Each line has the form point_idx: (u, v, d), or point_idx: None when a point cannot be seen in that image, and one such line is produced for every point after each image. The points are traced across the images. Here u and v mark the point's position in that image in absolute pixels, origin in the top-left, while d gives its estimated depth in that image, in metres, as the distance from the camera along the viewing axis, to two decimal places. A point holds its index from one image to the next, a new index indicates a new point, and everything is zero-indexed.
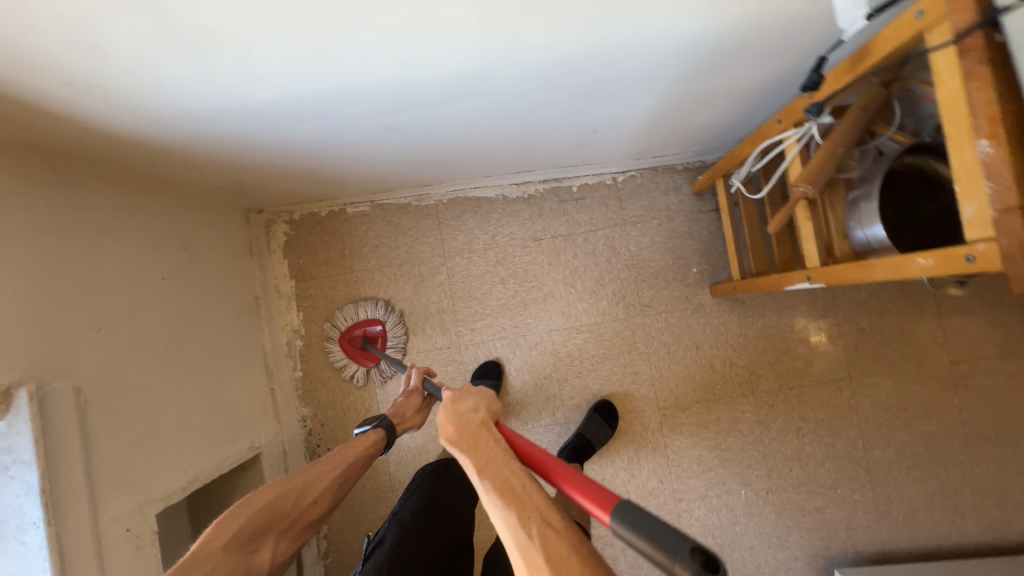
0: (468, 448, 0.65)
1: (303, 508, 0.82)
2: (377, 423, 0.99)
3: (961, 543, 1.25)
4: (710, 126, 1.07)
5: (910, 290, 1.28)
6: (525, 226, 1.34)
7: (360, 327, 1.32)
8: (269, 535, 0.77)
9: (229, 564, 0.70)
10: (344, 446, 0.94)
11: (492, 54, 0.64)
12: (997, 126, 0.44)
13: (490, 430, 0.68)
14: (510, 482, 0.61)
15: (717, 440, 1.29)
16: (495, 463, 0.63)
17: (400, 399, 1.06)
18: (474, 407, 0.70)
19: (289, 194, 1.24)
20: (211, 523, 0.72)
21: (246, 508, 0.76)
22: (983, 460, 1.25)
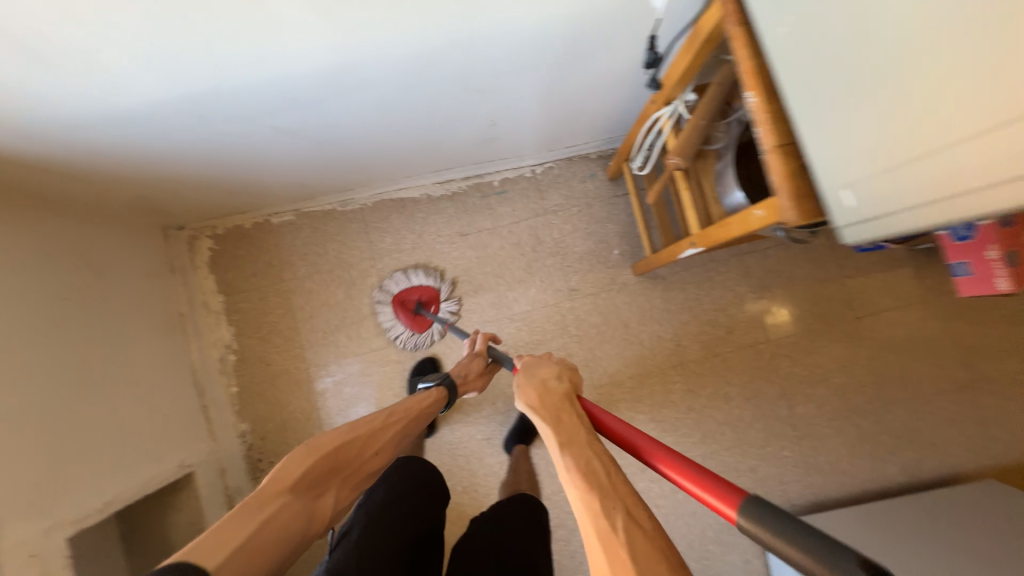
0: (548, 419, 0.62)
1: (367, 458, 0.79)
2: (439, 381, 1.04)
3: (884, 486, 1.33)
4: (606, 112, 1.14)
5: (813, 254, 1.38)
6: (450, 223, 1.37)
7: (417, 291, 1.33)
8: (332, 481, 0.72)
9: (297, 505, 0.65)
10: (403, 402, 0.93)
11: (347, 47, 0.69)
12: (753, 80, 0.56)
13: (572, 407, 0.65)
14: (590, 461, 0.55)
15: (652, 413, 1.34)
16: (578, 440, 0.59)
17: (465, 360, 1.11)
18: (557, 377, 0.70)
19: (206, 208, 1.24)
20: (280, 461, 0.68)
21: (318, 450, 0.72)
22: (894, 406, 1.35)
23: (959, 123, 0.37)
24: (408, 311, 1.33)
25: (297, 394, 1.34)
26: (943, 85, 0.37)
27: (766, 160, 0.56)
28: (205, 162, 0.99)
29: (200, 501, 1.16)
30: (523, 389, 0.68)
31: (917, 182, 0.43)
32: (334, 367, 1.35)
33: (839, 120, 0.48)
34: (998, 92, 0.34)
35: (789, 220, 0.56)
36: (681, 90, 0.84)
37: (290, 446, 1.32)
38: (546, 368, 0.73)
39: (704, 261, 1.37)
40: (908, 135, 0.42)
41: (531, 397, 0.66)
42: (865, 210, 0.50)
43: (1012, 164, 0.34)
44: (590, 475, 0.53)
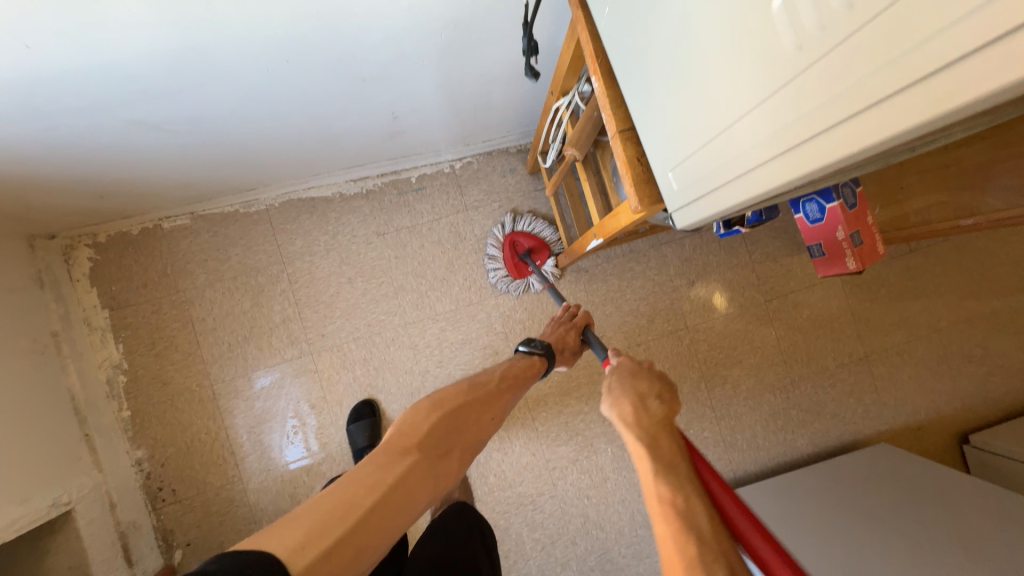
0: (644, 440, 0.57)
1: (482, 424, 0.76)
2: (537, 347, 0.93)
3: (795, 457, 1.42)
4: (514, 104, 1.12)
5: (726, 241, 1.44)
6: (366, 222, 1.31)
7: (528, 238, 1.31)
8: (454, 443, 0.71)
9: (423, 464, 0.65)
10: (502, 367, 0.87)
11: (184, 28, 0.62)
12: (596, 67, 0.59)
13: (674, 429, 0.60)
14: (690, 504, 0.51)
15: (580, 405, 1.35)
16: (677, 473, 0.54)
17: (559, 329, 1.00)
18: (659, 392, 0.64)
19: (80, 215, 1.11)
20: (403, 414, 0.71)
21: (435, 410, 0.73)
22: (801, 381, 1.44)
23: (749, 94, 0.39)
24: (513, 253, 1.31)
25: (201, 413, 1.23)
26: (735, 56, 0.39)
27: (613, 147, 0.59)
28: (59, 164, 0.88)
29: (82, 541, 1.04)
30: (617, 396, 0.63)
31: (720, 159, 0.45)
32: (244, 381, 1.25)
33: (665, 100, 0.50)
34: (779, 58, 0.35)
35: (633, 207, 0.60)
36: (575, 80, 0.83)
37: (195, 470, 1.22)
38: (646, 376, 0.66)
39: (624, 252, 1.40)
40: (715, 110, 0.43)
41: (628, 409, 0.61)
42: (688, 189, 0.52)
43: (791, 132, 0.36)
44: (688, 522, 0.49)
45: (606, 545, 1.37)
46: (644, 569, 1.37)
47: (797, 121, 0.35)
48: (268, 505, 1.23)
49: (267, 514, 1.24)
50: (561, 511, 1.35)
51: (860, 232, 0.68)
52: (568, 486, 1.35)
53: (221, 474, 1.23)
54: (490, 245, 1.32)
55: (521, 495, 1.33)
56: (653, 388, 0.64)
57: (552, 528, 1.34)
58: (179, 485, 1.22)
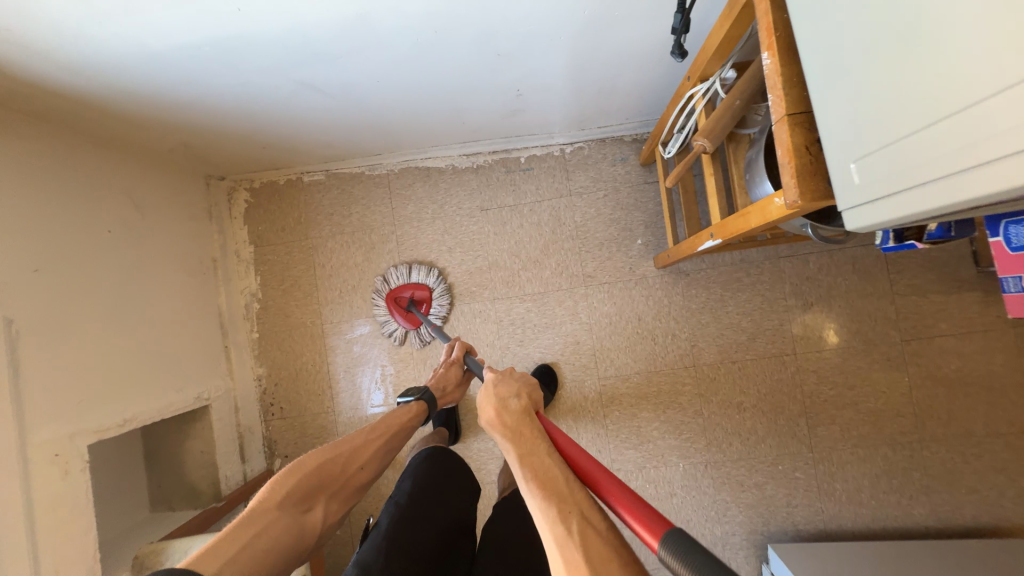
0: (509, 435, 0.63)
1: (352, 473, 0.81)
2: (420, 395, 0.98)
3: (908, 526, 1.21)
4: (641, 90, 1.08)
5: (862, 265, 1.25)
6: (472, 196, 1.36)
7: (410, 289, 1.34)
8: (319, 496, 0.75)
9: (280, 524, 0.69)
10: (383, 415, 0.91)
11: None
12: (771, 38, 0.51)
13: (531, 418, 0.67)
14: (551, 473, 0.58)
15: (656, 413, 1.28)
16: (538, 453, 0.60)
17: (442, 371, 1.06)
18: (517, 394, 0.69)
19: (243, 162, 1.30)
20: (266, 481, 0.72)
21: (300, 470, 0.75)
22: (933, 442, 1.22)
23: (963, 90, 0.33)
24: (400, 308, 1.34)
25: (311, 347, 1.40)
26: (960, 43, 0.33)
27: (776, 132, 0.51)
28: (237, 116, 1.03)
29: (214, 433, 1.26)
30: (483, 404, 0.68)
31: (902, 163, 0.39)
32: (347, 326, 1.40)
33: (846, 88, 0.44)
34: (956, 83, 0.34)
35: (789, 201, 0.51)
36: (720, 65, 0.77)
37: (300, 395, 1.40)
38: (504, 381, 0.72)
39: (733, 260, 1.28)
40: (871, 128, 0.42)
41: (493, 412, 0.67)
42: (851, 194, 0.46)
43: (948, 161, 0.35)
44: (548, 486, 0.56)
45: (661, 562, 1.30)
46: None
47: (1020, 125, 0.30)
48: None
49: None
50: None
51: None
52: None
53: (319, 403, 1.40)
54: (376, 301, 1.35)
55: None
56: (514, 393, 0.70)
57: None
58: (286, 405, 1.41)
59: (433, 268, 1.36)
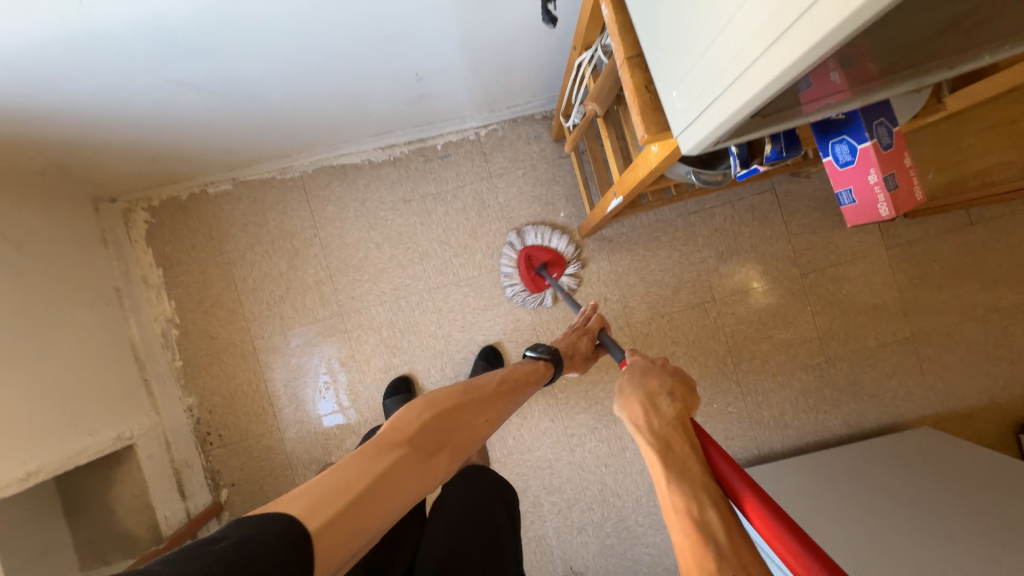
0: (656, 444, 0.61)
1: (476, 424, 0.80)
2: (543, 354, 1.00)
3: (825, 438, 1.37)
4: (538, 66, 1.11)
5: (760, 210, 1.37)
6: (393, 189, 1.35)
7: (544, 252, 1.31)
8: (444, 444, 0.73)
9: (414, 458, 0.68)
10: (508, 368, 0.93)
11: None
12: None
13: (685, 434, 0.62)
14: (706, 512, 0.54)
15: (600, 374, 1.37)
16: (690, 478, 0.57)
17: (573, 337, 1.07)
18: (669, 394, 0.67)
19: (136, 179, 1.20)
20: (398, 412, 0.73)
21: (430, 408, 0.75)
22: (837, 359, 1.37)
23: None
24: (529, 268, 1.32)
25: (243, 366, 1.33)
26: None
27: (621, 74, 0.53)
28: (120, 128, 0.96)
29: (144, 473, 1.17)
30: (630, 398, 0.67)
31: (727, 52, 0.38)
32: (281, 339, 1.34)
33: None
34: None
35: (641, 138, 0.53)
36: (598, 32, 0.82)
37: (238, 418, 1.33)
38: (658, 379, 0.70)
39: (651, 221, 1.36)
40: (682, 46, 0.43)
41: (641, 412, 0.65)
42: (694, 102, 0.44)
43: (739, 59, 0.37)
44: (706, 532, 0.52)
45: (623, 514, 1.38)
46: (661, 538, 1.38)
47: None
48: (303, 453, 1.33)
49: (302, 462, 1.34)
50: (577, 477, 1.37)
51: (896, 175, 0.56)
52: (586, 454, 1.37)
53: (261, 424, 1.33)
54: (505, 258, 1.32)
55: (538, 458, 1.37)
56: (665, 390, 0.68)
57: (569, 493, 1.37)
58: (225, 431, 1.33)
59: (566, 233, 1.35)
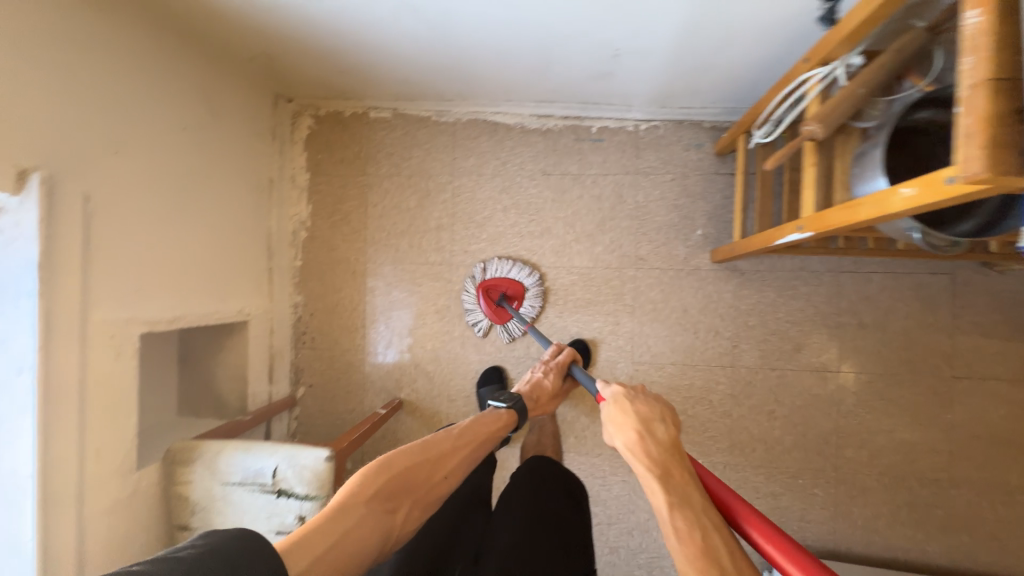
0: (654, 470, 0.63)
1: (437, 481, 0.80)
2: (511, 404, 0.99)
3: (918, 561, 1.20)
4: (739, 72, 1.03)
5: (926, 292, 1.20)
6: (536, 159, 1.33)
7: (505, 284, 1.31)
8: (404, 498, 0.75)
9: (371, 520, 0.70)
10: (472, 420, 0.92)
11: None
12: None
13: (684, 461, 0.65)
14: (711, 536, 0.56)
15: (684, 405, 1.27)
16: (689, 504, 0.59)
17: (537, 379, 1.07)
18: (662, 420, 0.71)
19: (315, 85, 1.27)
20: (356, 473, 0.73)
21: (387, 469, 0.75)
22: (963, 484, 1.19)
23: None
24: (491, 301, 1.32)
25: (350, 283, 1.40)
26: None
27: (965, 98, 0.41)
28: (330, 34, 1.00)
29: (250, 349, 1.28)
30: (624, 423, 0.71)
31: None
32: (389, 268, 1.39)
33: None
34: None
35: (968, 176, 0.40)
36: (847, 50, 0.74)
37: (333, 329, 1.41)
38: (649, 405, 0.73)
39: (794, 267, 1.24)
40: None
41: (635, 439, 0.68)
42: None
43: None
44: (712, 563, 0.53)
45: (661, 551, 1.31)
46: None
47: None
48: (378, 380, 1.39)
49: (374, 387, 1.40)
50: (626, 497, 1.32)
51: None
52: None
53: (350, 340, 1.41)
54: (466, 293, 1.33)
55: (593, 465, 1.33)
56: (658, 418, 0.72)
57: (612, 510, 1.32)
58: (318, 336, 1.42)
59: (530, 266, 1.33)
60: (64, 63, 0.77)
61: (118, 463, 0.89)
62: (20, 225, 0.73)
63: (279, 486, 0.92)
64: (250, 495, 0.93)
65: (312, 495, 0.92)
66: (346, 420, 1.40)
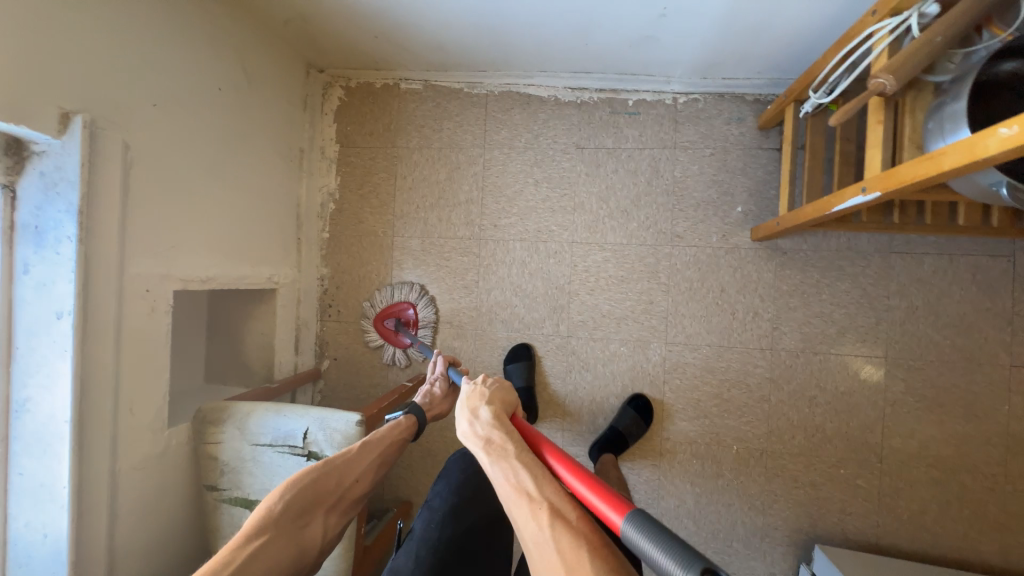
0: (478, 438, 0.68)
1: (348, 488, 0.80)
2: (408, 409, 0.98)
3: (971, 561, 1.13)
4: (792, 35, 0.98)
5: (985, 276, 1.13)
6: (570, 132, 1.30)
7: (394, 309, 1.35)
8: (316, 511, 0.75)
9: (277, 543, 0.70)
10: (381, 426, 0.91)
11: None
12: None
13: (502, 419, 0.70)
14: (520, 471, 0.63)
15: (719, 389, 1.23)
16: (506, 453, 0.65)
17: (427, 389, 1.07)
18: (486, 395, 0.74)
19: (347, 54, 1.26)
20: (258, 503, 0.71)
21: (291, 488, 0.74)
22: (1021, 480, 1.12)
23: None
24: (388, 329, 1.36)
25: (377, 257, 1.39)
26: None
27: None
28: None
29: (277, 318, 1.27)
30: (456, 407, 0.74)
31: None
32: (416, 242, 1.37)
33: None
34: None
35: None
36: None
37: (359, 302, 1.39)
38: (475, 388, 0.76)
39: (841, 247, 1.18)
40: None
41: (464, 422, 0.71)
42: None
43: None
44: (521, 488, 0.61)
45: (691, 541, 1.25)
46: None
47: None
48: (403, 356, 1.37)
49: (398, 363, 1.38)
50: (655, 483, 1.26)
51: None
52: (674, 465, 1.24)
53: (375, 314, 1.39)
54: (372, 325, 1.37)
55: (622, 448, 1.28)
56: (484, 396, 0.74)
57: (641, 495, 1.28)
58: (344, 309, 1.41)
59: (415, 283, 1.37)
60: (106, 8, 0.76)
61: (151, 419, 0.89)
62: (62, 168, 0.72)
63: (310, 449, 0.92)
64: (279, 457, 0.92)
65: None
66: (370, 395, 1.39)
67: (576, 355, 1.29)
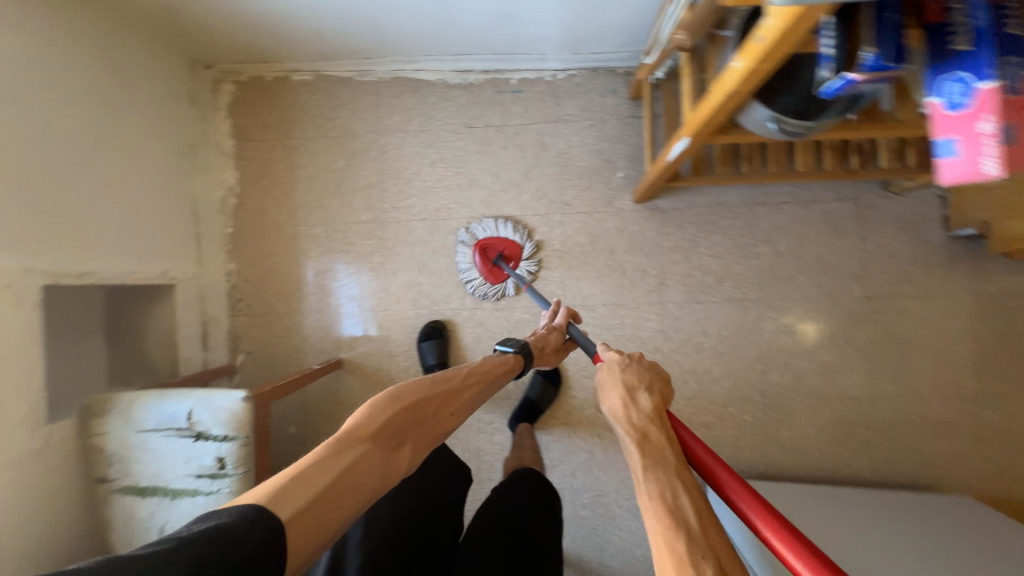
0: (631, 433, 0.60)
1: (443, 418, 0.76)
2: (518, 349, 0.97)
3: (846, 478, 1.24)
4: (634, 5, 1.07)
5: (835, 219, 1.25)
6: (459, 113, 1.35)
7: (501, 243, 1.31)
8: (410, 435, 0.69)
9: (376, 456, 0.63)
10: (482, 361, 0.90)
11: None
12: None
13: (663, 421, 0.62)
14: (678, 496, 0.52)
15: (616, 344, 1.30)
16: (665, 465, 0.55)
17: (543, 332, 1.04)
18: (648, 388, 0.66)
19: (231, 48, 1.27)
20: (363, 405, 0.67)
21: (395, 402, 0.69)
22: (881, 398, 1.24)
23: None
24: (487, 261, 1.32)
25: (283, 247, 1.40)
26: None
27: None
28: None
29: (177, 313, 1.27)
30: (607, 390, 0.67)
31: None
32: (320, 230, 1.39)
33: None
34: None
35: None
36: None
37: (268, 294, 1.40)
38: (636, 373, 0.69)
39: (712, 202, 1.28)
40: None
41: (618, 405, 0.65)
42: None
43: None
44: (675, 512, 0.50)
45: (604, 490, 1.32)
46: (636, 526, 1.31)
47: None
48: (316, 343, 1.39)
49: (313, 351, 1.40)
50: (566, 439, 1.33)
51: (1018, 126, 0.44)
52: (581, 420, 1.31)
53: (287, 304, 1.40)
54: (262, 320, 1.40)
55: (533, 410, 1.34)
56: (644, 386, 0.67)
57: (555, 453, 1.33)
58: (254, 302, 1.41)
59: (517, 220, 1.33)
60: None
61: (24, 414, 0.88)
62: None
63: (195, 429, 0.93)
64: (165, 441, 0.93)
65: (231, 436, 0.93)
66: None
67: (483, 325, 1.34)
